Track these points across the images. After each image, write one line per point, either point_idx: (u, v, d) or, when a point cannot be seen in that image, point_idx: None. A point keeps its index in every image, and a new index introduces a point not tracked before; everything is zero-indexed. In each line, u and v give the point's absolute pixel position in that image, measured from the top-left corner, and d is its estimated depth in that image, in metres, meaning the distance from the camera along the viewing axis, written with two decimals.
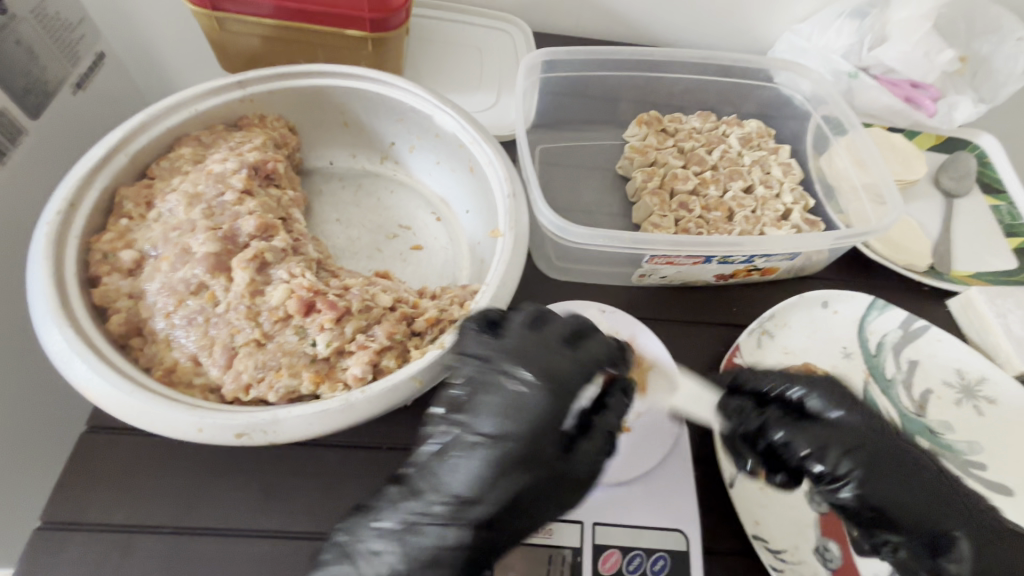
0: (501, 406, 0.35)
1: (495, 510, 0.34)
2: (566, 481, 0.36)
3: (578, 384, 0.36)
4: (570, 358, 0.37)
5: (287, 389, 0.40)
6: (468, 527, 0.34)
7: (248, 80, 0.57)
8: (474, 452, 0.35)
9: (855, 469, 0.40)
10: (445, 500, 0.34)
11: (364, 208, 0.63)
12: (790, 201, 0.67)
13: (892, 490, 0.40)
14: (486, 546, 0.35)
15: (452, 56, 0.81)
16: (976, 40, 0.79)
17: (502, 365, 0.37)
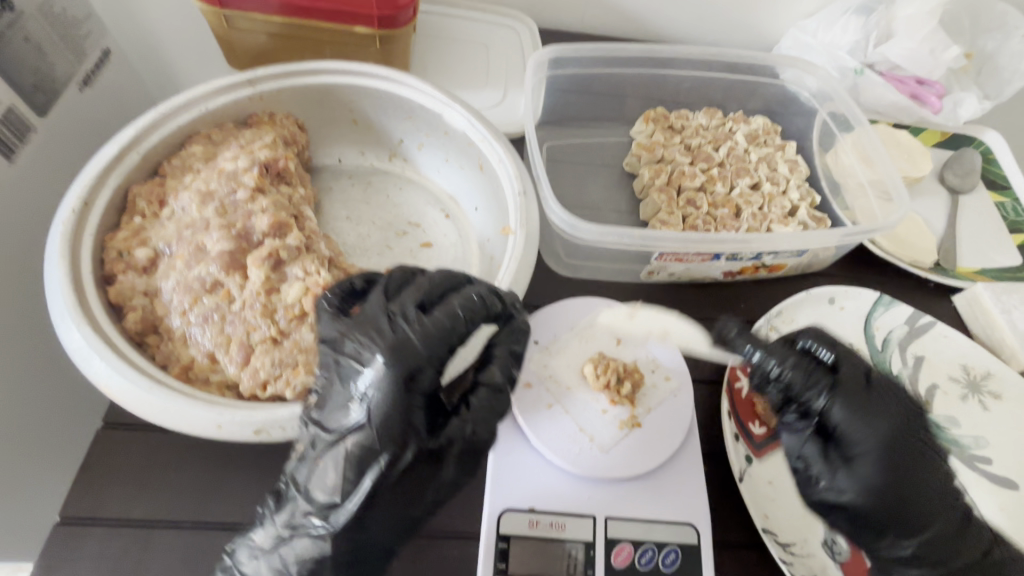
0: (377, 390, 0.34)
1: (389, 487, 0.35)
2: (464, 442, 0.37)
3: (441, 348, 0.36)
4: (433, 325, 0.36)
5: (305, 386, 0.40)
6: (362, 512, 0.35)
7: (259, 78, 0.57)
8: (347, 441, 0.35)
9: (874, 458, 0.42)
10: (335, 490, 0.35)
11: (374, 205, 0.63)
12: (796, 198, 0.68)
13: (907, 485, 0.42)
14: (393, 517, 0.37)
15: (458, 53, 0.81)
16: (981, 37, 0.79)
17: (363, 347, 0.36)
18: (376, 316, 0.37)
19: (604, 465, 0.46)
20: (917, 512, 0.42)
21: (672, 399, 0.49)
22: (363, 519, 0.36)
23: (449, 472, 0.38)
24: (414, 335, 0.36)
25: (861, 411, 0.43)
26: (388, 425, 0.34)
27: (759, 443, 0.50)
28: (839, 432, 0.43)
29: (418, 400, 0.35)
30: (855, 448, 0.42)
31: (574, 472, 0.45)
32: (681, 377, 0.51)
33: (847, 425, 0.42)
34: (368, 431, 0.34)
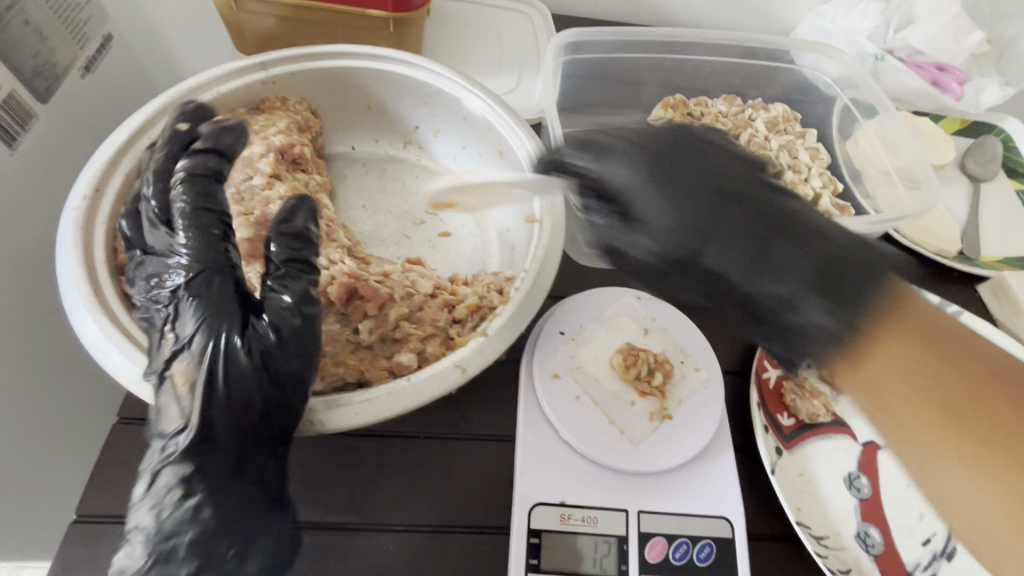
0: (181, 306, 0.35)
1: (225, 392, 0.34)
2: (280, 326, 0.36)
3: (219, 240, 0.38)
4: (205, 229, 0.37)
5: (333, 380, 0.39)
6: (210, 427, 0.34)
7: (271, 61, 0.56)
8: (172, 364, 0.35)
9: (709, 218, 0.34)
10: (176, 414, 0.34)
11: (390, 194, 0.61)
12: (819, 186, 0.67)
13: (749, 233, 0.33)
14: (244, 429, 0.35)
15: (471, 38, 0.79)
16: (1004, 21, 0.77)
17: (155, 277, 0.37)
18: (160, 248, 0.38)
19: (635, 458, 0.44)
20: (768, 268, 0.33)
21: (703, 390, 0.48)
22: (218, 432, 0.34)
23: (278, 364, 0.35)
24: (188, 248, 0.37)
25: (643, 163, 0.35)
26: (190, 333, 0.35)
27: (787, 434, 0.50)
28: (673, 189, 0.34)
29: (216, 300, 0.35)
30: (672, 204, 0.35)
31: (605, 464, 0.44)
32: (710, 368, 0.50)
33: (653, 181, 0.35)
34: (187, 344, 0.34)
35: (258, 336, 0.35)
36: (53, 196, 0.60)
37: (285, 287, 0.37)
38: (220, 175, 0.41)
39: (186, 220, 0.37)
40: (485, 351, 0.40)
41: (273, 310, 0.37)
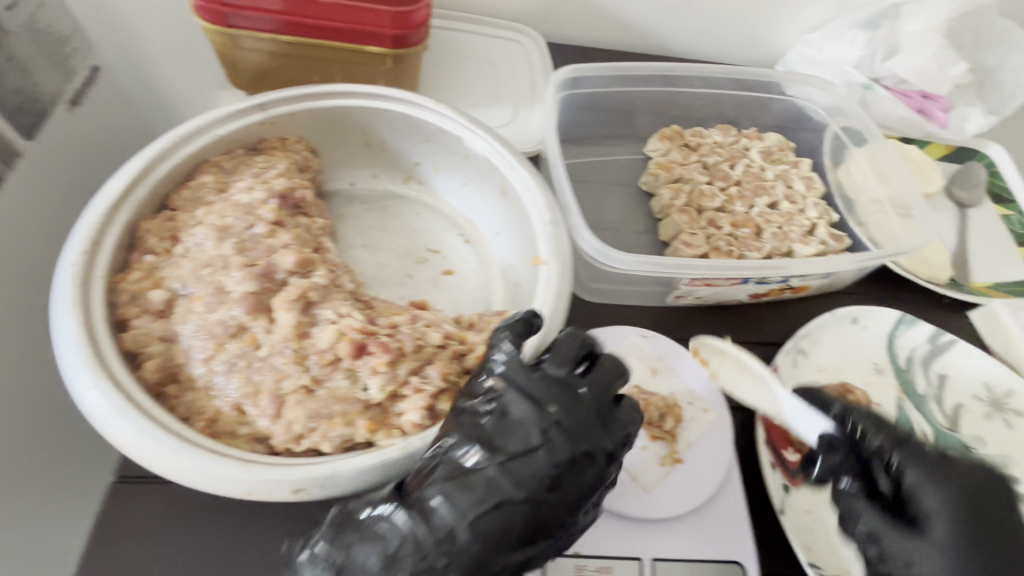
0: (491, 437, 0.36)
1: (510, 510, 0.34)
2: (581, 458, 0.36)
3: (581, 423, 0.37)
4: (518, 369, 0.38)
5: (342, 438, 0.38)
6: (462, 547, 0.32)
7: (270, 102, 0.55)
8: (468, 488, 0.34)
9: (955, 516, 0.41)
10: (399, 533, 0.32)
11: (391, 232, 0.60)
12: (815, 216, 0.68)
13: (1000, 529, 0.41)
14: (505, 546, 0.33)
15: (466, 69, 0.79)
16: (985, 50, 0.80)
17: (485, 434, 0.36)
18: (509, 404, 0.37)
19: (646, 503, 0.44)
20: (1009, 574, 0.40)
21: (711, 431, 0.48)
22: (464, 556, 0.32)
23: (573, 493, 0.36)
24: (506, 387, 0.38)
25: (923, 465, 0.42)
26: (459, 456, 0.35)
27: (795, 470, 0.50)
28: (919, 507, 0.42)
29: (530, 439, 0.36)
30: (929, 513, 0.41)
31: (621, 513, 0.44)
32: (718, 408, 0.50)
33: (939, 510, 0.41)
34: (479, 471, 0.34)
35: (541, 457, 0.35)
36: (40, 236, 0.58)
37: (595, 424, 0.37)
38: (530, 324, 0.41)
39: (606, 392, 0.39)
40: None
41: (574, 441, 0.36)
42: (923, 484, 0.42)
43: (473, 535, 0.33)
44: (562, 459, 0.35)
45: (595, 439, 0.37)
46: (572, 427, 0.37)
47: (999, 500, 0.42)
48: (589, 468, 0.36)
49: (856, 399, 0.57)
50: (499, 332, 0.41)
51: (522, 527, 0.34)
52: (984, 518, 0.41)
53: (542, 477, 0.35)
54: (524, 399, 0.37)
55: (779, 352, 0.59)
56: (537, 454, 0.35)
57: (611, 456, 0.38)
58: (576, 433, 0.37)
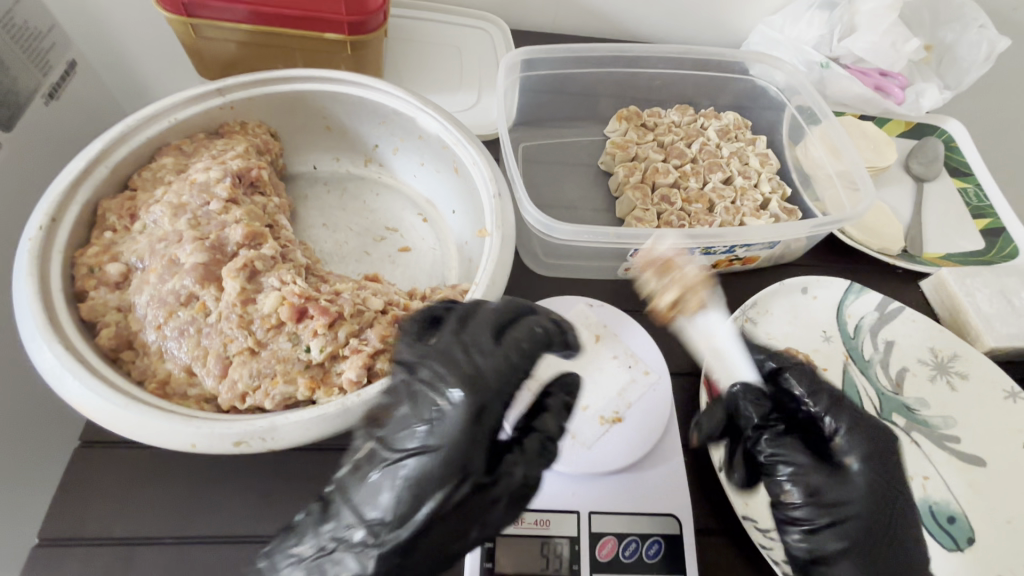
0: (388, 418, 0.37)
1: (411, 478, 0.34)
2: (454, 410, 0.35)
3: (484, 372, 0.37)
4: (403, 346, 0.40)
5: (284, 396, 0.40)
6: (384, 529, 0.33)
7: (227, 87, 0.57)
8: (369, 470, 0.35)
9: (819, 479, 0.43)
10: (329, 538, 0.34)
11: (351, 211, 0.63)
12: (768, 191, 0.69)
13: (867, 485, 0.43)
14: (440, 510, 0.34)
15: (431, 56, 0.81)
16: (941, 28, 0.81)
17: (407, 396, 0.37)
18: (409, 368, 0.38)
19: (589, 461, 0.46)
20: (877, 536, 0.41)
21: (650, 392, 0.50)
22: (392, 524, 0.33)
23: (484, 442, 0.35)
24: (396, 366, 0.39)
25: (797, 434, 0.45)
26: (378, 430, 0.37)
27: None
28: (803, 467, 0.44)
29: (409, 408, 0.36)
30: (806, 472, 0.44)
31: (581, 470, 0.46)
32: (659, 371, 0.52)
33: (810, 471, 0.44)
34: (378, 457, 0.35)
35: (453, 407, 0.36)
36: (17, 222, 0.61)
37: (469, 371, 0.37)
38: (419, 308, 0.43)
39: (483, 337, 0.39)
40: None
41: (451, 393, 0.36)
42: (839, 436, 0.45)
43: (389, 511, 0.33)
44: (446, 413, 0.35)
45: (469, 386, 0.36)
46: (445, 380, 0.37)
47: (871, 458, 0.44)
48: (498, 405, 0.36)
49: (801, 362, 0.58)
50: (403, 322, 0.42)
51: (467, 470, 0.34)
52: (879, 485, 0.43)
53: (432, 434, 0.35)
54: (402, 371, 0.38)
55: (726, 321, 0.60)
56: (425, 417, 0.36)
57: (495, 395, 0.36)
58: (456, 380, 0.36)
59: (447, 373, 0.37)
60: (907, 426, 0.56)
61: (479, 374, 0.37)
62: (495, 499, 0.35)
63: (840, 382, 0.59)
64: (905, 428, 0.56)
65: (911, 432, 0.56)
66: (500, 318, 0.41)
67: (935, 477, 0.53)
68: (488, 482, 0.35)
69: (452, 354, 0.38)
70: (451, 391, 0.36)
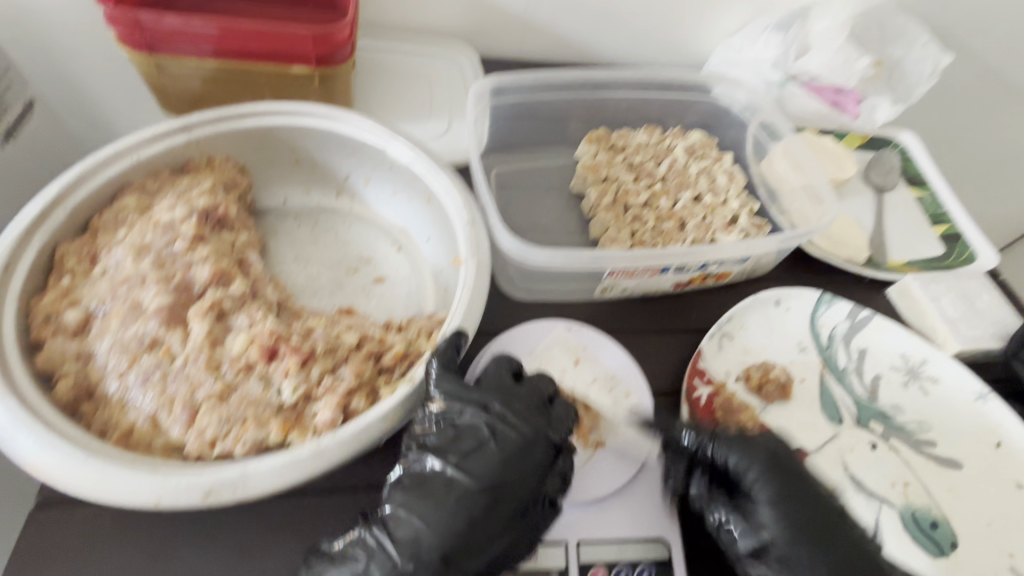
0: (459, 450, 0.40)
1: (490, 508, 0.39)
2: (530, 453, 0.41)
3: (542, 424, 0.42)
4: (455, 385, 0.42)
5: (255, 441, 0.39)
6: (457, 550, 0.38)
7: (193, 124, 0.56)
8: (441, 500, 0.39)
9: (773, 498, 0.44)
10: (407, 559, 0.37)
11: (323, 244, 0.62)
12: (736, 206, 0.70)
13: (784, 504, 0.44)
14: (501, 534, 0.39)
15: (402, 85, 0.81)
16: (890, 45, 0.84)
17: (469, 430, 0.41)
18: (465, 402, 0.42)
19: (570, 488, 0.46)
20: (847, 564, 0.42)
21: (632, 414, 0.50)
22: (469, 544, 0.38)
23: (537, 487, 0.41)
24: (449, 403, 0.42)
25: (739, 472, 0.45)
26: (431, 464, 0.40)
27: None
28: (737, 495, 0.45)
29: (484, 445, 0.40)
30: (758, 498, 0.44)
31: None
32: (640, 392, 0.52)
33: (763, 493, 0.44)
34: (449, 484, 0.39)
35: (513, 445, 0.40)
36: None
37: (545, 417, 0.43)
38: (456, 343, 0.44)
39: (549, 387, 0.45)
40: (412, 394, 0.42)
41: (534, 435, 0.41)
42: (757, 467, 0.45)
43: (469, 534, 0.38)
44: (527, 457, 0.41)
45: (539, 433, 0.41)
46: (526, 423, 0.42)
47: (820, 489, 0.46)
48: (553, 454, 0.42)
49: (777, 376, 0.58)
50: (427, 361, 0.43)
51: (525, 501, 0.40)
52: (815, 505, 0.44)
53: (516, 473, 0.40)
54: (468, 409, 0.42)
55: (704, 337, 0.60)
56: (506, 454, 0.40)
57: (560, 442, 0.42)
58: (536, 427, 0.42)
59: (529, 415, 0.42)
60: (885, 433, 0.57)
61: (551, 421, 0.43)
62: (543, 526, 0.42)
63: (817, 393, 0.60)
64: (883, 436, 0.57)
65: (889, 439, 0.57)
66: (551, 379, 0.46)
67: (915, 483, 0.54)
68: (544, 513, 0.41)
69: (535, 398, 0.43)
70: (516, 433, 0.41)
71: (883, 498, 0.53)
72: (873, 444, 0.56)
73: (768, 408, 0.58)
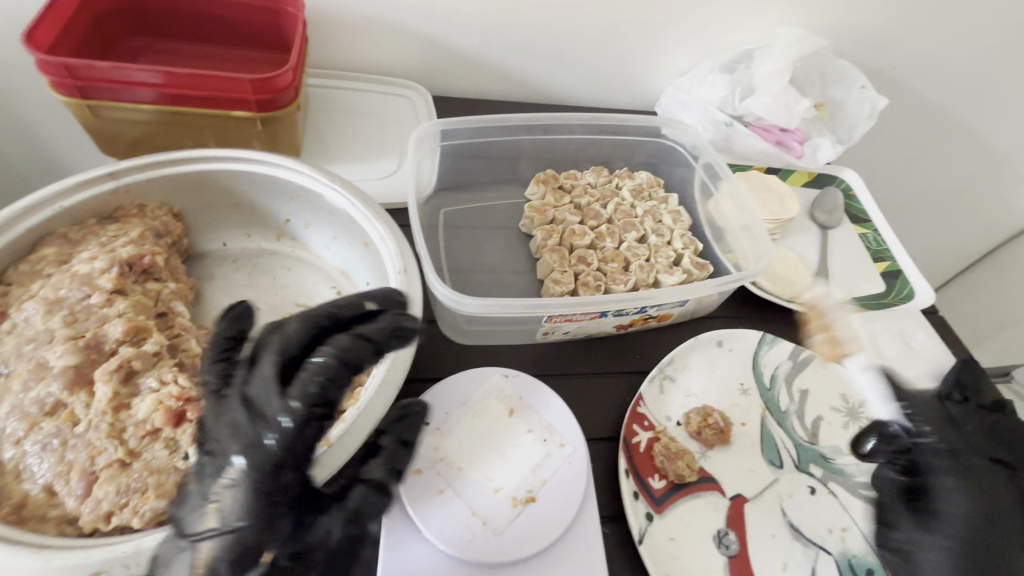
0: (221, 431, 0.37)
1: (284, 517, 0.35)
2: (264, 424, 0.35)
3: (265, 393, 0.36)
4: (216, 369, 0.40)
5: (155, 512, 0.37)
6: (231, 534, 0.34)
7: (120, 170, 0.55)
8: (207, 487, 0.36)
9: (963, 488, 0.49)
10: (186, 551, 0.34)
11: (259, 289, 0.61)
12: (680, 247, 0.71)
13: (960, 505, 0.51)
14: (275, 508, 0.35)
15: (354, 126, 0.82)
16: (831, 87, 0.89)
17: (228, 411, 0.37)
18: (229, 383, 0.38)
19: (497, 548, 0.44)
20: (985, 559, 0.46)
21: (565, 466, 0.49)
22: (268, 555, 0.35)
23: (301, 449, 0.36)
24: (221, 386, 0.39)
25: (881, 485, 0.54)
26: (207, 451, 0.37)
27: (659, 497, 0.52)
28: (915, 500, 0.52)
29: (232, 423, 0.36)
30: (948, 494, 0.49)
31: (423, 534, 0.44)
32: (575, 444, 0.51)
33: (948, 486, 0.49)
34: (220, 462, 0.36)
35: (242, 424, 0.36)
36: None
37: (312, 420, 0.35)
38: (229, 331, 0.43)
39: (301, 393, 0.35)
40: (325, 464, 0.41)
41: (305, 436, 0.35)
42: (946, 474, 0.50)
43: (266, 528, 0.34)
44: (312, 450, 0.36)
45: (246, 410, 0.36)
46: (268, 443, 0.35)
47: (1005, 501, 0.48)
48: (310, 416, 0.35)
49: (717, 421, 0.57)
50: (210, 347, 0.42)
51: (282, 468, 0.35)
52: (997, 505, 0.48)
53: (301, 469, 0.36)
54: (231, 387, 0.38)
55: (645, 380, 0.60)
56: (283, 460, 0.35)
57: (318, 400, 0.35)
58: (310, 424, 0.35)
59: (273, 430, 0.35)
60: (823, 476, 0.57)
61: (323, 422, 0.36)
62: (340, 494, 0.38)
63: (759, 436, 0.59)
64: (822, 479, 0.57)
65: (827, 483, 0.57)
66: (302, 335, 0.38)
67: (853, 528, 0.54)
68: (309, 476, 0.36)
69: (264, 418, 0.35)
70: (231, 417, 0.36)
71: (821, 546, 0.53)
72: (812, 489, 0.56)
73: (708, 454, 0.57)
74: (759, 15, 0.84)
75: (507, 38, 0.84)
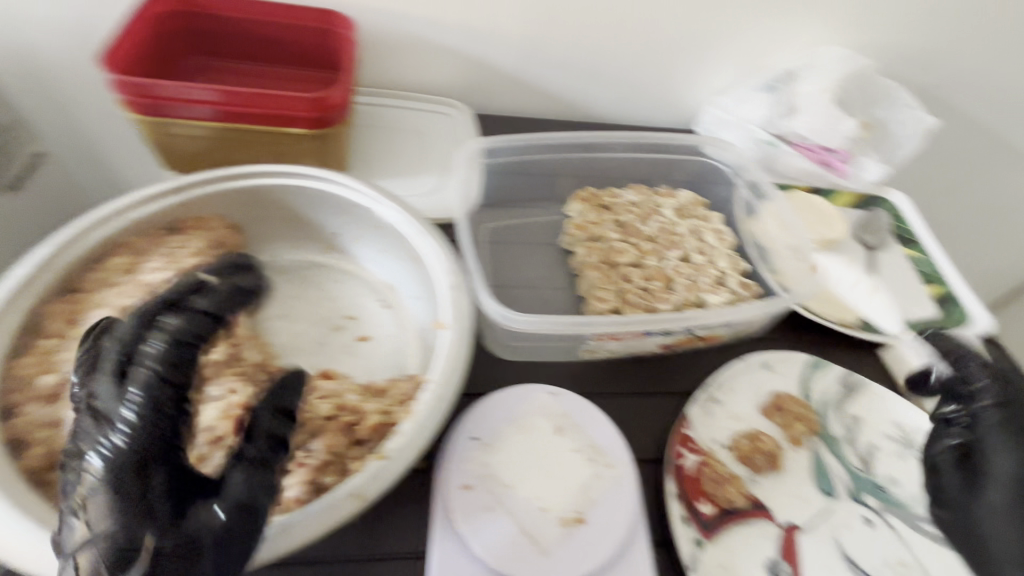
0: (75, 442, 0.34)
1: (157, 502, 0.33)
2: (115, 421, 0.33)
3: (118, 393, 0.34)
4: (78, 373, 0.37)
5: None
6: (108, 534, 0.32)
7: (185, 184, 0.58)
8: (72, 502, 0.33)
9: (1007, 455, 0.49)
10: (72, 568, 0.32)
11: (310, 300, 0.62)
12: (724, 266, 0.71)
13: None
14: (153, 498, 0.33)
15: (397, 142, 0.83)
16: (875, 106, 0.87)
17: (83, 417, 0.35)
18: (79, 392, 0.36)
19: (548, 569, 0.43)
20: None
21: (615, 487, 0.48)
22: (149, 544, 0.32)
23: (163, 434, 0.34)
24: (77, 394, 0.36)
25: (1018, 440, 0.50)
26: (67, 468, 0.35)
27: (709, 523, 0.51)
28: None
29: (85, 432, 0.34)
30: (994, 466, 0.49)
31: (474, 554, 0.44)
32: (624, 465, 0.50)
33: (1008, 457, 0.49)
34: (79, 472, 0.33)
35: (95, 426, 0.34)
36: None
37: (164, 407, 0.34)
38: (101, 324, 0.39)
39: (144, 379, 0.34)
40: (382, 474, 0.40)
41: (158, 427, 0.34)
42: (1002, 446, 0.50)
43: (145, 515, 0.33)
44: (173, 441, 0.34)
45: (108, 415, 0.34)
46: (120, 439, 0.33)
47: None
48: (161, 400, 0.34)
49: (766, 445, 0.57)
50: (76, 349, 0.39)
51: (150, 458, 0.33)
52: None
53: (161, 463, 0.34)
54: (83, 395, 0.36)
55: (690, 402, 0.59)
56: (147, 452, 0.33)
57: (166, 385, 0.35)
58: (160, 415, 0.34)
59: (120, 428, 0.33)
60: (880, 508, 0.55)
61: (176, 405, 0.35)
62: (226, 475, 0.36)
63: (809, 463, 0.58)
64: (878, 510, 0.55)
65: (885, 515, 0.54)
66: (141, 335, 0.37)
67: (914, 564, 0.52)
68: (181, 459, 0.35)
69: (108, 420, 0.34)
70: (87, 420, 0.34)
71: None
72: (869, 520, 0.54)
73: (757, 479, 0.56)
74: (802, 32, 0.84)
75: (549, 54, 0.85)
